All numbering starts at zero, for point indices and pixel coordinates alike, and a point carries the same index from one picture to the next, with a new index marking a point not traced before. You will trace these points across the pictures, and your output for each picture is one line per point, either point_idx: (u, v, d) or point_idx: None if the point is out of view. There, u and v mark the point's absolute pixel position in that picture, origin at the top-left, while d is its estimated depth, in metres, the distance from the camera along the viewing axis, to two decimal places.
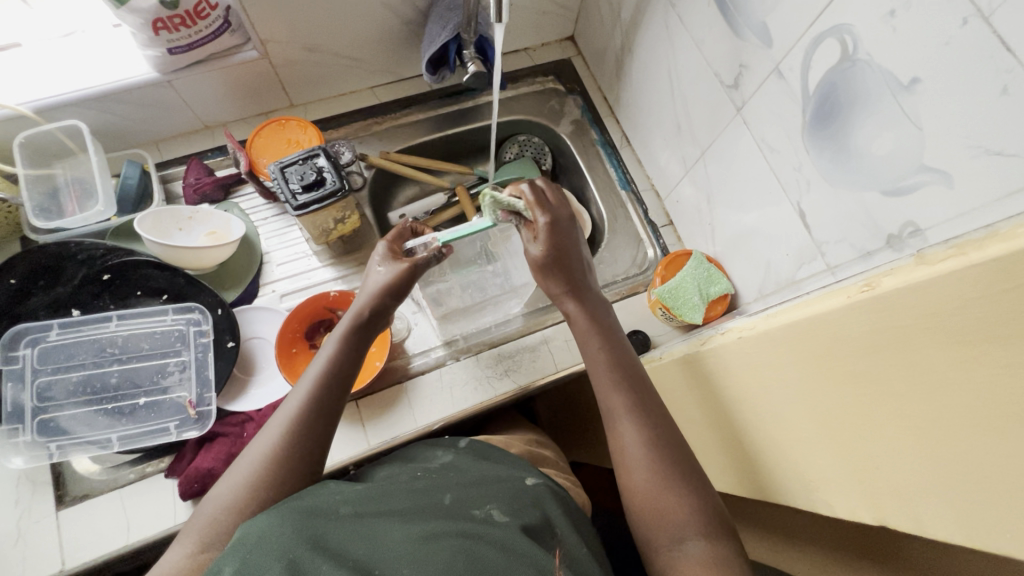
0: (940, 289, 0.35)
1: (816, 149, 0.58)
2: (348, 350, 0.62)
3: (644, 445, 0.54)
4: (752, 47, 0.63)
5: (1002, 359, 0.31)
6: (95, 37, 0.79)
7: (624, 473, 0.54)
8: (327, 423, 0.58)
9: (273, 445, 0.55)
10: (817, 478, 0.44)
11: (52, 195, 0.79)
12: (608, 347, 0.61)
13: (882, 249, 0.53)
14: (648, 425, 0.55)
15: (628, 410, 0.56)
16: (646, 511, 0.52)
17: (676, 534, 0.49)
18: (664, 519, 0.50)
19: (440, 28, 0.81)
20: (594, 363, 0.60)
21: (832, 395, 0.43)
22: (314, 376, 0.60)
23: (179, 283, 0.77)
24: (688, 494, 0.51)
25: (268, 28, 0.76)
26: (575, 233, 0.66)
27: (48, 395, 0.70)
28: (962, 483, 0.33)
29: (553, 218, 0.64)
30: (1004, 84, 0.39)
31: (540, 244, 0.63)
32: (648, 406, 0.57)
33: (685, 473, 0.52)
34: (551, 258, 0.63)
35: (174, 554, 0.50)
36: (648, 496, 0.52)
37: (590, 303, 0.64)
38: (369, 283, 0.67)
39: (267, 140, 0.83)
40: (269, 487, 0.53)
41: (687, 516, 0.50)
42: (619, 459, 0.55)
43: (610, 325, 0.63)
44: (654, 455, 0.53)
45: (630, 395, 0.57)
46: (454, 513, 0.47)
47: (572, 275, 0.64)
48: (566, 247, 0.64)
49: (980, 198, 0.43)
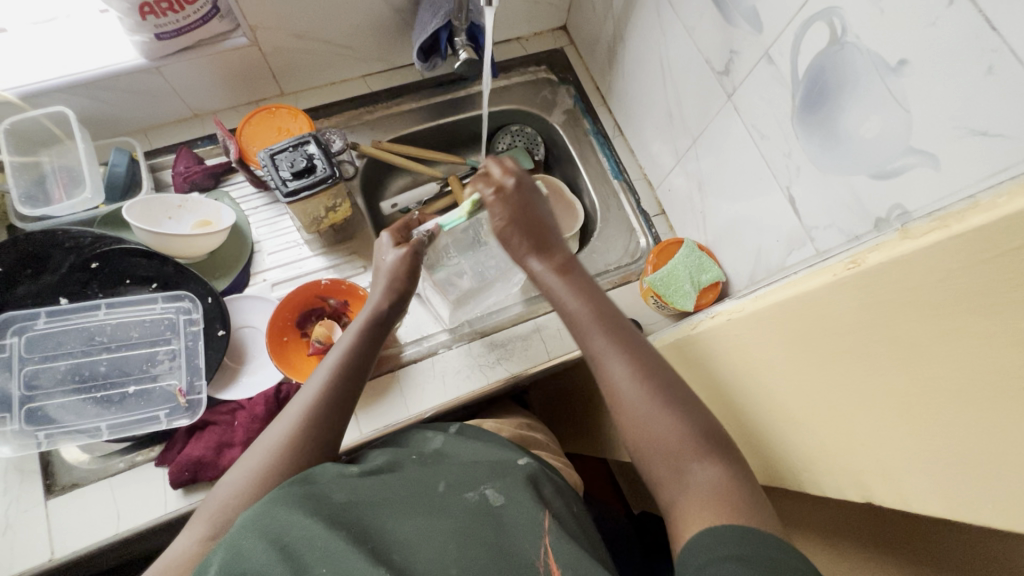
0: (923, 264, 0.35)
1: (805, 133, 0.58)
2: (365, 341, 0.63)
3: (634, 381, 0.53)
4: (742, 33, 0.63)
5: (984, 330, 0.31)
6: (82, 22, 0.78)
7: (621, 412, 0.53)
8: (343, 390, 0.59)
9: (292, 425, 0.55)
10: (805, 460, 0.45)
11: (39, 182, 0.78)
12: (582, 295, 0.60)
13: (870, 233, 0.53)
14: (634, 360, 0.54)
15: (614, 353, 0.55)
16: (647, 444, 0.51)
17: (677, 461, 0.49)
18: (666, 446, 0.50)
19: (431, 15, 0.80)
20: (572, 317, 0.59)
21: (823, 370, 0.43)
22: (338, 358, 0.61)
23: (168, 271, 0.76)
24: (680, 420, 0.50)
25: (257, 13, 0.76)
26: (533, 199, 0.66)
27: (35, 383, 0.69)
28: (945, 458, 0.34)
29: (505, 185, 0.65)
30: (989, 64, 0.40)
31: (499, 214, 0.63)
32: (631, 345, 0.56)
33: (676, 401, 0.52)
34: (515, 221, 0.63)
35: (183, 540, 0.50)
36: (645, 433, 0.51)
37: (556, 259, 0.63)
38: (382, 268, 0.68)
39: (257, 128, 0.82)
40: (282, 470, 0.52)
41: (684, 442, 0.49)
42: (614, 401, 0.54)
43: (581, 277, 0.62)
44: (647, 388, 0.52)
45: (611, 336, 0.56)
46: (447, 499, 0.47)
47: (540, 233, 0.64)
48: (524, 209, 0.64)
49: (968, 176, 0.43)
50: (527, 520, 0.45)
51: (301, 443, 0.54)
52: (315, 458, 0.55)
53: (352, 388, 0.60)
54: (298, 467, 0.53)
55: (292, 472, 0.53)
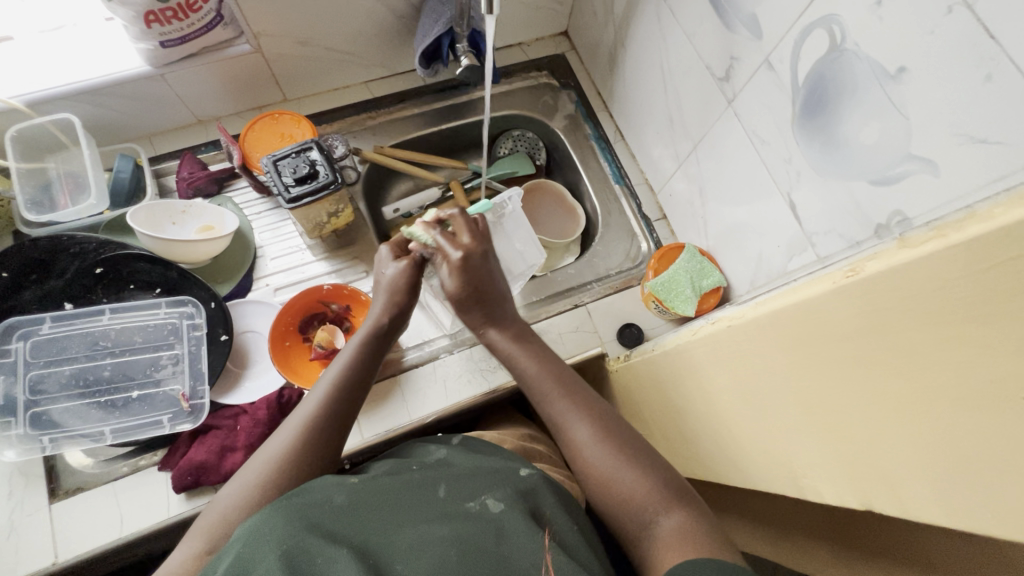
0: (919, 273, 0.35)
1: (806, 141, 0.58)
2: (367, 357, 0.63)
3: (595, 441, 0.56)
4: (742, 40, 0.63)
5: (981, 338, 0.31)
6: (87, 30, 0.79)
7: (586, 471, 0.56)
8: (341, 422, 0.59)
9: (286, 442, 0.55)
10: (805, 466, 0.45)
11: (45, 189, 0.79)
12: (540, 362, 0.63)
13: (871, 239, 0.53)
14: (594, 419, 0.58)
15: (574, 415, 0.59)
16: (613, 500, 0.53)
17: (644, 515, 0.51)
18: (634, 500, 0.52)
19: (433, 22, 0.81)
20: (530, 381, 0.62)
21: (824, 376, 0.43)
22: (335, 375, 0.61)
23: (171, 276, 0.77)
24: (645, 473, 0.53)
25: (260, 20, 0.77)
26: (495, 269, 0.66)
27: (40, 388, 0.70)
28: (946, 467, 0.34)
29: (468, 253, 0.64)
30: (988, 71, 0.40)
31: (450, 282, 0.63)
32: (589, 405, 0.59)
33: (639, 457, 0.55)
34: (465, 291, 0.63)
35: (181, 553, 0.50)
36: (610, 488, 0.53)
37: (511, 328, 0.66)
38: (381, 285, 0.69)
39: (259, 134, 0.82)
40: (277, 484, 0.53)
41: (650, 495, 0.51)
42: (578, 460, 0.57)
43: (537, 344, 0.65)
44: (609, 450, 0.55)
45: (571, 400, 0.60)
46: (449, 505, 0.47)
47: (494, 306, 0.65)
48: (484, 277, 0.64)
49: (968, 184, 0.43)
50: (524, 526, 0.45)
51: (300, 458, 0.54)
52: (314, 471, 0.55)
53: (350, 404, 0.60)
54: (297, 480, 0.53)
55: (291, 484, 0.53)
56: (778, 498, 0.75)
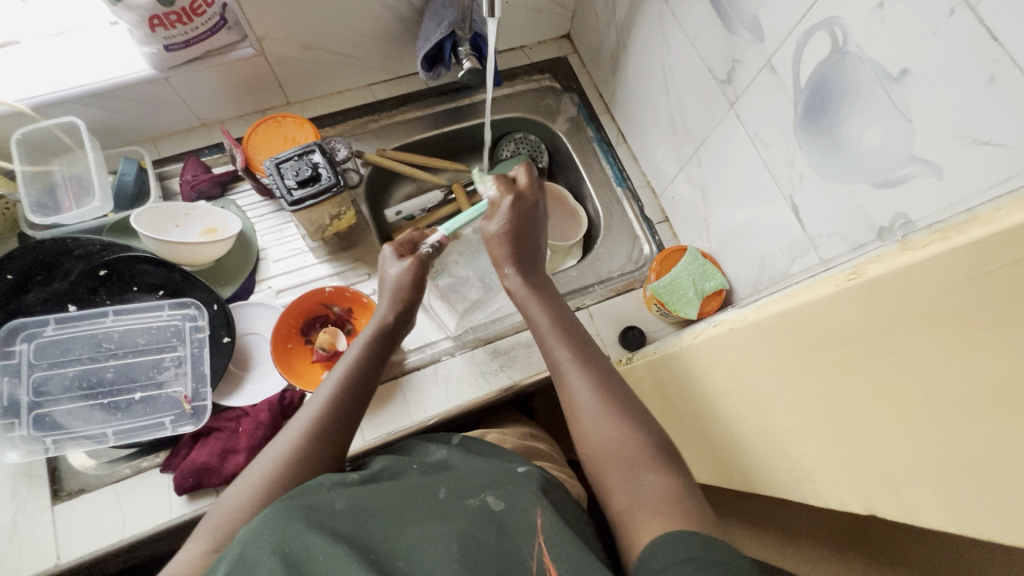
0: (920, 277, 0.35)
1: (809, 143, 0.58)
2: (373, 356, 0.63)
3: (591, 390, 0.57)
4: (744, 42, 0.63)
5: (984, 342, 0.31)
6: (92, 35, 0.80)
7: (578, 421, 0.56)
8: (347, 412, 0.59)
9: (292, 442, 0.55)
10: (808, 470, 0.45)
11: (49, 192, 0.80)
12: (551, 311, 0.64)
13: (874, 242, 0.53)
14: (594, 373, 0.58)
15: (573, 363, 0.59)
16: (601, 453, 0.53)
17: (629, 470, 0.51)
18: (620, 456, 0.52)
19: (435, 25, 0.81)
20: (538, 325, 0.63)
21: (827, 380, 0.42)
22: (338, 377, 0.61)
23: (174, 279, 0.77)
24: (636, 431, 0.53)
25: (264, 24, 0.77)
26: (538, 220, 0.71)
27: (44, 390, 0.70)
28: (949, 472, 0.33)
29: (522, 201, 0.69)
30: (991, 74, 0.39)
31: (501, 220, 0.67)
32: (591, 358, 0.60)
33: (633, 417, 0.54)
34: (508, 232, 0.67)
35: (186, 553, 0.50)
36: (600, 441, 0.54)
37: (530, 277, 0.67)
38: (385, 283, 0.69)
39: (262, 138, 0.82)
40: (283, 483, 0.52)
41: (637, 451, 0.51)
42: (572, 409, 0.57)
43: (552, 296, 0.67)
44: (603, 405, 0.55)
45: (576, 350, 0.60)
46: (449, 506, 0.47)
47: (528, 253, 0.69)
48: (529, 226, 0.69)
49: (971, 188, 0.43)
50: (524, 525, 0.45)
51: (307, 458, 0.54)
52: (319, 472, 0.55)
53: (356, 403, 0.60)
54: (301, 480, 0.53)
55: (295, 484, 0.53)
56: (782, 503, 0.74)
